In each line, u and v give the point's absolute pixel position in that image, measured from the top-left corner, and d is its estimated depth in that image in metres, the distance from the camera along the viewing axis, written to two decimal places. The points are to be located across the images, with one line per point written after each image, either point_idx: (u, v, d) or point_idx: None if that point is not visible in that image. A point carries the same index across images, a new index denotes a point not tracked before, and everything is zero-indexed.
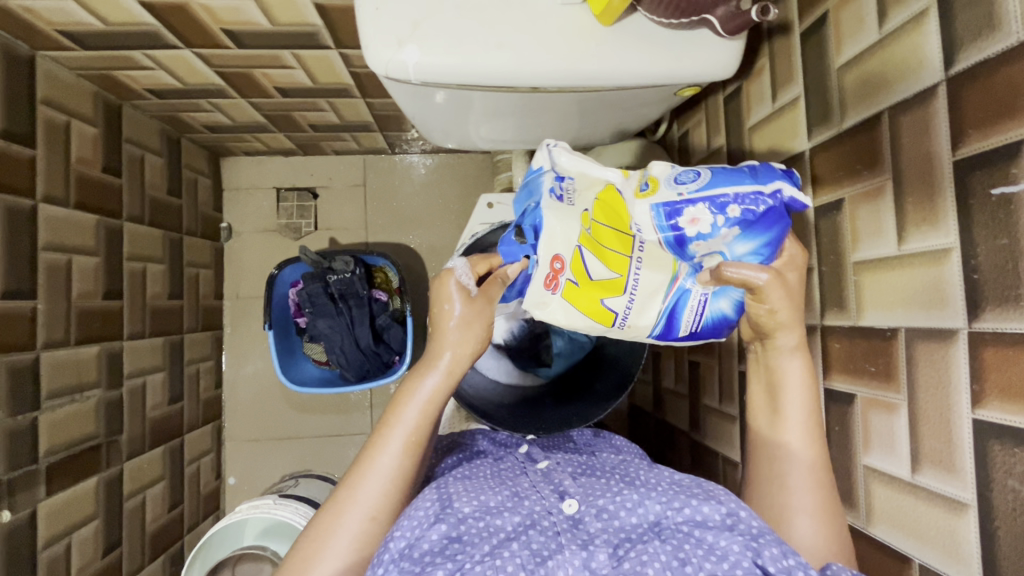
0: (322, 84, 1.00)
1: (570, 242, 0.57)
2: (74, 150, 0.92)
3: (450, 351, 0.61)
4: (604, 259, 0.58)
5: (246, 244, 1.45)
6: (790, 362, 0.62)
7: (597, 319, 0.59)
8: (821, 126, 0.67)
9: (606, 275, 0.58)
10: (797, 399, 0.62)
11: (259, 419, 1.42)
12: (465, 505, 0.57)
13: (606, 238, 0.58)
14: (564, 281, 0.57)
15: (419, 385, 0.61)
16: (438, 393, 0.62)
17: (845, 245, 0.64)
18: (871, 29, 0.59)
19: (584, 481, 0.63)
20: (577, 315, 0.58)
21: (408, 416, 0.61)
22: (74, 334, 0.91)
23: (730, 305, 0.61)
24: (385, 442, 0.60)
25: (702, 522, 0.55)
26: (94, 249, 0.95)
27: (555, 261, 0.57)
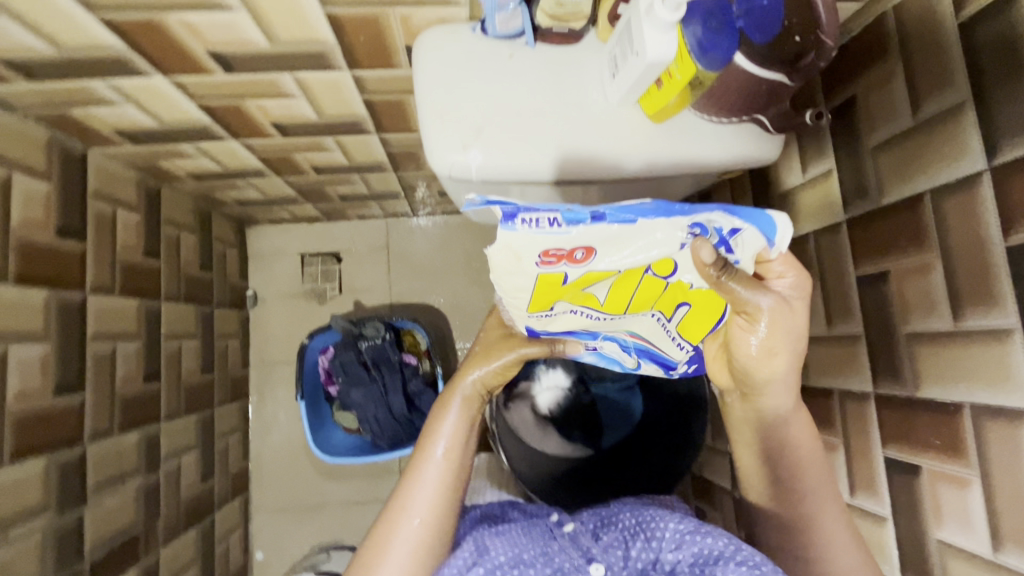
0: (358, 162, 1.04)
1: (613, 259, 0.45)
2: (119, 238, 0.94)
3: (474, 375, 0.71)
4: (611, 292, 0.50)
5: (271, 310, 1.46)
6: (796, 424, 0.65)
7: (531, 304, 0.51)
8: (858, 200, 0.70)
9: (593, 292, 0.50)
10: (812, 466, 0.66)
11: (286, 489, 1.39)
12: (501, 554, 0.63)
13: (632, 300, 0.51)
14: (560, 268, 0.46)
15: (437, 437, 0.70)
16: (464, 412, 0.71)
17: (894, 316, 0.65)
18: (905, 115, 0.62)
19: (608, 541, 0.66)
20: (532, 286, 0.47)
21: (432, 462, 0.69)
22: (117, 423, 0.90)
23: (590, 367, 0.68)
24: (413, 490, 0.67)
25: (709, 555, 0.59)
26: (136, 333, 0.96)
27: (582, 250, 0.44)
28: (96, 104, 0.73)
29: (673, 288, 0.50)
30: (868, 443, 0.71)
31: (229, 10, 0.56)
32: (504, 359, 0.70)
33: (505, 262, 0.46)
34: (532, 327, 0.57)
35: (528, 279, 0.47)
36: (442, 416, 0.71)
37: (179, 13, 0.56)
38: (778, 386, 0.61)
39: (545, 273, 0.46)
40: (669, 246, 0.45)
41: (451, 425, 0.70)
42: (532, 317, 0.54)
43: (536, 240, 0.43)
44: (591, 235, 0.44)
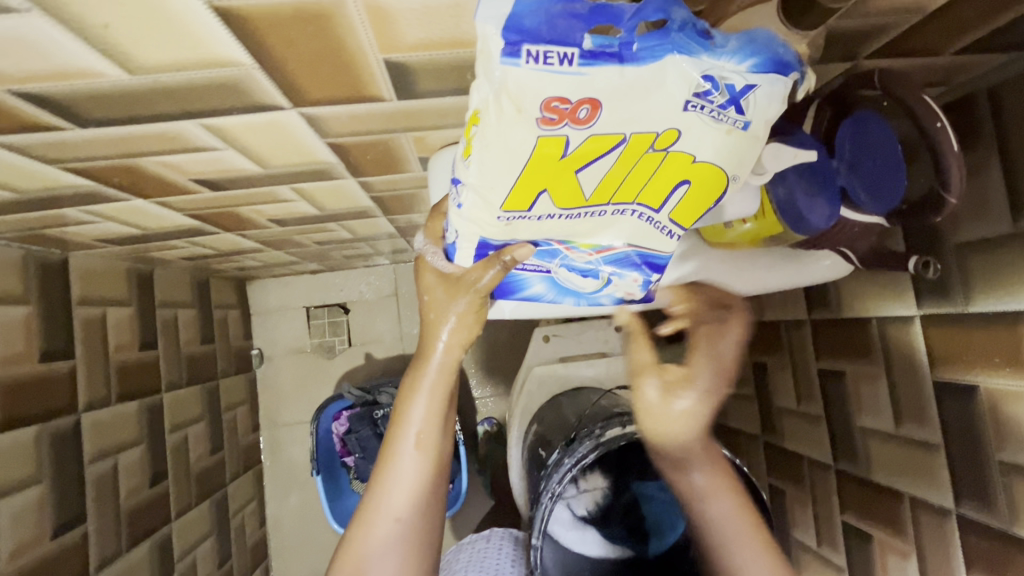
0: (363, 233, 0.96)
1: (628, 112, 0.33)
2: (112, 340, 0.87)
3: (441, 344, 0.56)
4: (609, 179, 0.38)
5: (279, 367, 1.40)
6: (701, 479, 0.61)
7: (512, 204, 0.38)
8: (936, 298, 0.62)
9: (587, 176, 0.37)
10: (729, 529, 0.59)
11: (309, 554, 1.35)
12: None
13: (622, 187, 0.39)
14: (557, 132, 0.33)
15: (412, 402, 0.58)
16: (432, 403, 0.58)
17: (985, 437, 0.58)
18: (1003, 218, 0.54)
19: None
20: (512, 161, 0.35)
21: (410, 433, 0.58)
22: (126, 540, 0.85)
23: (541, 290, 0.55)
24: (391, 468, 0.57)
25: None
26: (138, 439, 0.90)
27: (584, 103, 0.32)
28: (70, 224, 0.65)
29: (679, 164, 0.38)
30: (947, 562, 0.65)
31: (210, 150, 0.47)
32: (465, 302, 0.53)
33: (497, 118, 0.32)
34: (492, 237, 0.44)
35: (519, 147, 0.34)
36: (415, 377, 0.58)
37: (154, 157, 0.48)
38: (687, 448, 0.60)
39: (546, 138, 0.33)
40: (670, 107, 0.33)
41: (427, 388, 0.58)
42: (500, 225, 0.41)
43: (539, 82, 0.30)
44: (602, 82, 0.31)
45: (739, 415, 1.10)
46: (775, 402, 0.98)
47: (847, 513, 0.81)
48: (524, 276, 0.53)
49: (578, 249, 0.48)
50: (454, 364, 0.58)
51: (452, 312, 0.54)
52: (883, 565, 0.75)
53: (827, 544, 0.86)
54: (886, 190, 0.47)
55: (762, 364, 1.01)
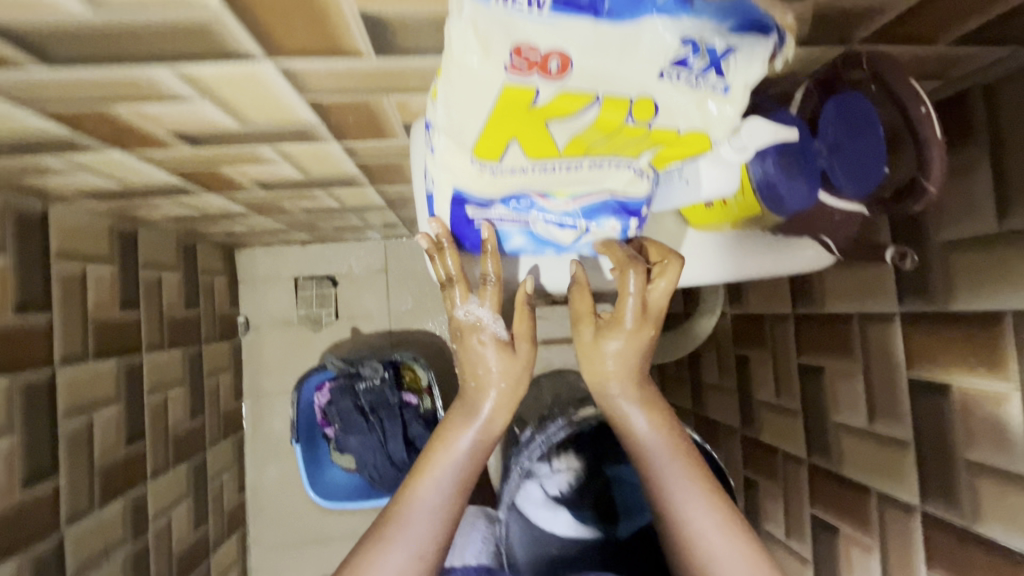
0: (351, 205, 0.95)
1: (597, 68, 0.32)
2: (90, 298, 0.86)
3: (494, 392, 0.55)
4: (582, 134, 0.37)
5: (263, 337, 1.38)
6: (638, 414, 0.57)
7: (482, 152, 0.38)
8: (916, 296, 0.62)
9: (555, 128, 0.36)
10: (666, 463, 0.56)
11: (286, 523, 1.36)
12: None
13: (597, 144, 0.39)
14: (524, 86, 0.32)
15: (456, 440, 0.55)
16: (478, 446, 0.55)
17: (955, 437, 0.58)
18: (989, 217, 0.53)
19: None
20: (478, 113, 0.34)
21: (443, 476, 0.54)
22: (98, 496, 0.85)
23: (521, 243, 0.52)
24: (421, 493, 0.53)
25: None
26: (115, 397, 0.89)
27: (552, 59, 0.31)
28: (47, 173, 0.64)
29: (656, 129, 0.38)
30: (910, 558, 0.65)
31: (184, 101, 0.46)
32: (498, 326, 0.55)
33: (461, 57, 0.31)
34: (466, 190, 0.43)
35: (484, 93, 0.33)
36: (464, 413, 0.56)
37: (127, 104, 0.46)
38: (623, 381, 0.57)
39: (511, 86, 0.32)
40: (645, 75, 0.33)
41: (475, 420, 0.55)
42: (470, 176, 0.41)
43: (506, 27, 0.29)
44: (575, 36, 0.30)
45: (719, 408, 1.11)
46: (755, 395, 0.98)
47: (817, 507, 0.82)
48: (502, 227, 0.50)
49: (554, 197, 0.47)
50: (503, 415, 0.56)
51: (489, 369, 0.55)
52: (847, 559, 0.76)
53: (795, 537, 0.87)
54: (863, 173, 0.47)
55: (744, 357, 1.01)
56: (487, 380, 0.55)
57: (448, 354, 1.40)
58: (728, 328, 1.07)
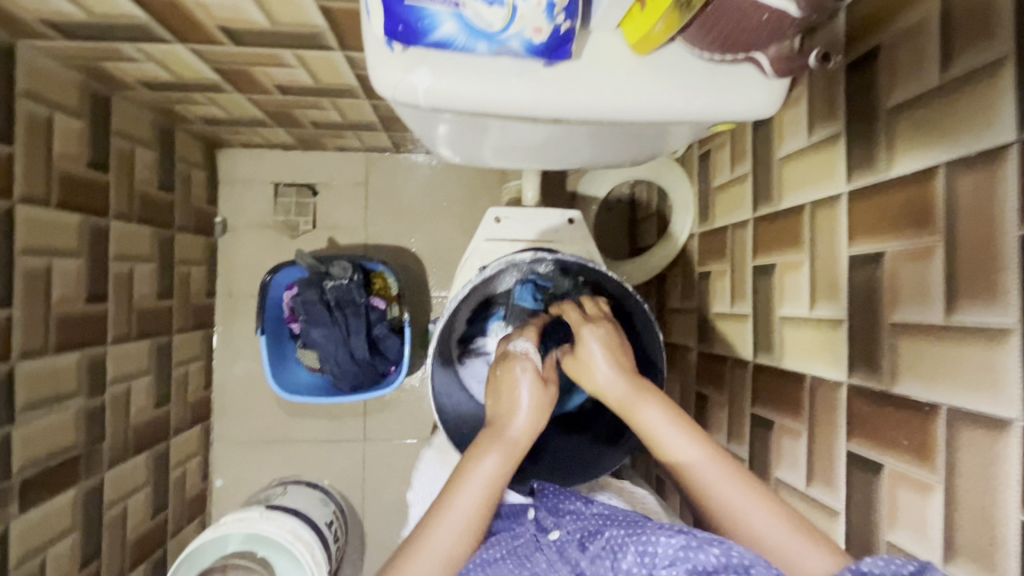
0: (325, 85, 0.94)
1: None
2: (57, 147, 0.86)
3: (502, 442, 0.63)
4: None
5: (240, 239, 1.39)
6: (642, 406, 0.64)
7: None
8: (863, 170, 0.62)
9: None
10: (678, 441, 0.62)
11: (249, 422, 1.38)
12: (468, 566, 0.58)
13: None
14: None
15: (485, 451, 0.62)
16: (497, 471, 0.61)
17: (882, 304, 0.59)
18: (933, 72, 0.53)
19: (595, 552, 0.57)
20: None
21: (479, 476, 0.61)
22: (52, 342, 0.87)
23: (452, 29, 0.49)
24: (457, 496, 0.60)
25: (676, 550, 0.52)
26: (76, 251, 0.91)
27: None
28: None
29: None
30: (831, 435, 0.66)
31: None
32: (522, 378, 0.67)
33: None
34: None
35: None
36: (490, 437, 0.64)
37: None
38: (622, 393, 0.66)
39: None
40: None
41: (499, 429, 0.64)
42: None
43: None
44: None
45: (678, 328, 1.11)
46: (712, 309, 0.99)
47: (756, 404, 0.83)
48: (428, 7, 0.47)
49: None
50: (521, 441, 0.64)
51: (516, 398, 0.66)
52: (777, 450, 0.77)
53: (734, 440, 0.89)
54: None
55: (706, 273, 1.01)
56: (508, 419, 0.65)
57: (421, 271, 1.40)
58: (694, 247, 1.07)
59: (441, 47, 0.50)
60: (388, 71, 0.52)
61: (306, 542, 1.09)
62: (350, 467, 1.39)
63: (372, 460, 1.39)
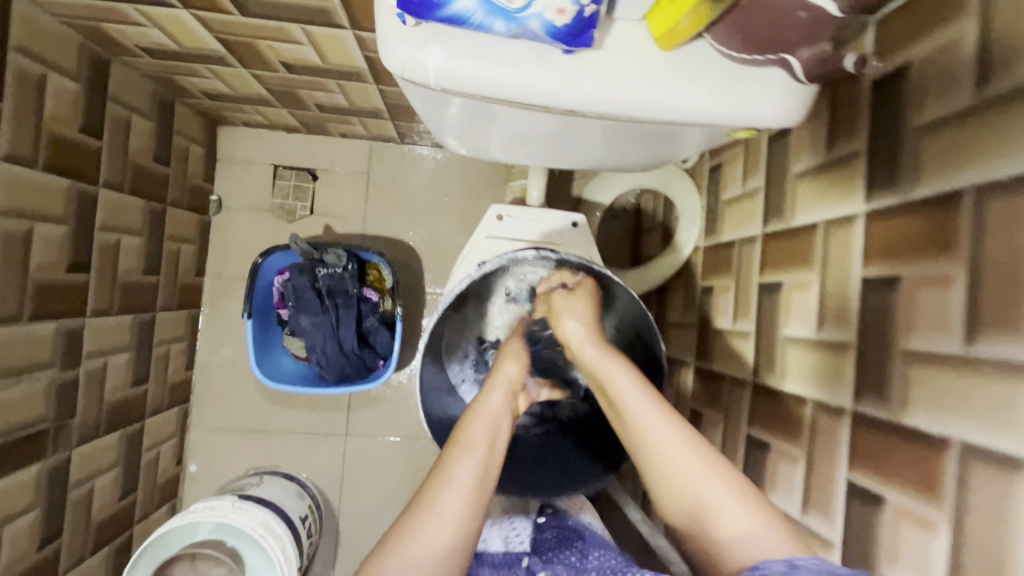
0: (333, 65, 0.92)
1: None
2: (49, 107, 0.83)
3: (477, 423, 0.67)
4: None
5: (234, 220, 1.35)
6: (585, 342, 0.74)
7: None
8: (881, 190, 0.60)
9: None
10: (641, 406, 0.63)
11: (229, 407, 1.34)
12: None
13: None
14: None
15: (473, 420, 0.67)
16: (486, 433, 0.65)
17: (894, 329, 0.57)
18: (965, 92, 0.51)
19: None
20: None
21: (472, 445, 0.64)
22: (28, 309, 0.83)
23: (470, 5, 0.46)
24: (445, 490, 0.60)
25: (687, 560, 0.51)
26: (61, 217, 0.88)
27: None
28: None
29: None
30: (831, 463, 0.64)
31: None
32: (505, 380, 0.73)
33: None
34: None
35: None
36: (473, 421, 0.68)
37: None
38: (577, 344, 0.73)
39: None
40: None
41: (490, 407, 0.69)
42: None
43: None
44: None
45: (676, 343, 1.09)
46: (712, 324, 0.96)
47: (752, 426, 0.80)
48: None
49: None
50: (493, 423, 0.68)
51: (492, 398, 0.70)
52: (772, 474, 0.75)
53: None
54: None
55: (709, 288, 0.99)
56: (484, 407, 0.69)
57: (418, 266, 1.37)
58: (698, 260, 1.05)
59: (453, 23, 0.48)
60: (399, 46, 0.50)
61: (278, 536, 1.05)
62: (329, 461, 1.35)
63: (352, 456, 1.36)
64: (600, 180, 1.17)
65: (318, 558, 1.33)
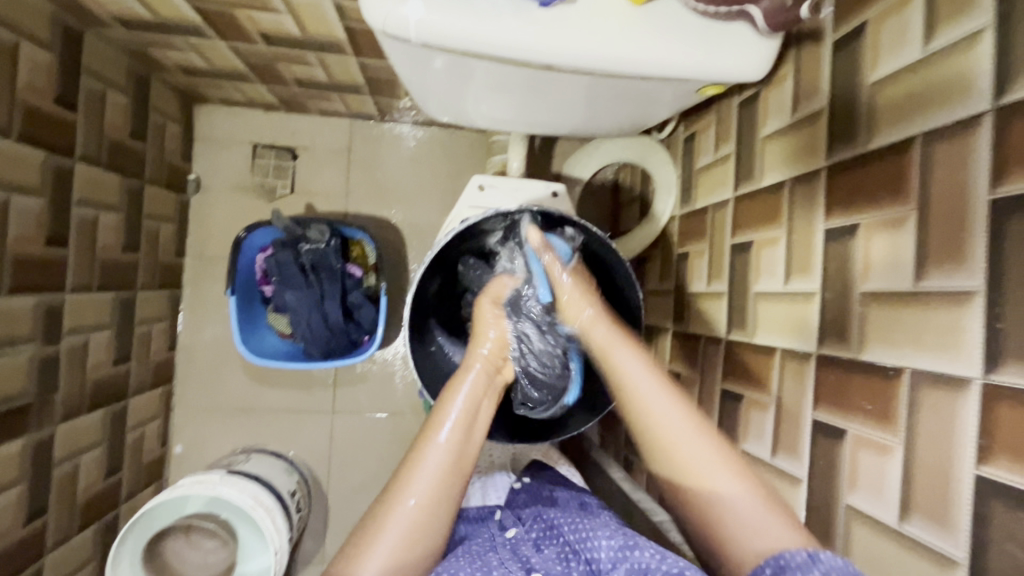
0: (312, 36, 0.92)
1: None
2: (22, 76, 0.82)
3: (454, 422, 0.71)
4: None
5: (213, 199, 1.34)
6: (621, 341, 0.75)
7: None
8: (843, 144, 0.64)
9: None
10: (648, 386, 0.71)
11: (214, 387, 1.34)
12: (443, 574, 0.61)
13: None
14: None
15: (450, 401, 0.72)
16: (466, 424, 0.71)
17: (854, 273, 0.60)
18: (915, 46, 0.55)
19: (549, 554, 0.66)
20: None
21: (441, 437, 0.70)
22: (7, 282, 0.83)
23: None
24: (412, 482, 0.66)
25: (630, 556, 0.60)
26: (38, 190, 0.87)
27: None
28: None
29: None
30: (799, 404, 0.68)
31: None
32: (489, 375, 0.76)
33: None
34: None
35: None
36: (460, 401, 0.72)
37: None
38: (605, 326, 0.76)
39: None
40: None
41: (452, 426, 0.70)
42: None
43: None
44: None
45: (655, 310, 1.12)
46: (688, 288, 1.00)
47: (725, 380, 0.84)
48: None
49: None
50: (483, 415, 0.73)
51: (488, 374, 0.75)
52: (745, 423, 0.79)
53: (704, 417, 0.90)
54: None
55: (685, 254, 1.02)
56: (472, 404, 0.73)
57: (400, 244, 1.38)
58: (675, 228, 1.08)
59: None
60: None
61: (267, 508, 1.06)
62: (316, 439, 1.36)
63: (339, 433, 1.37)
64: (579, 153, 1.19)
65: (308, 533, 1.34)
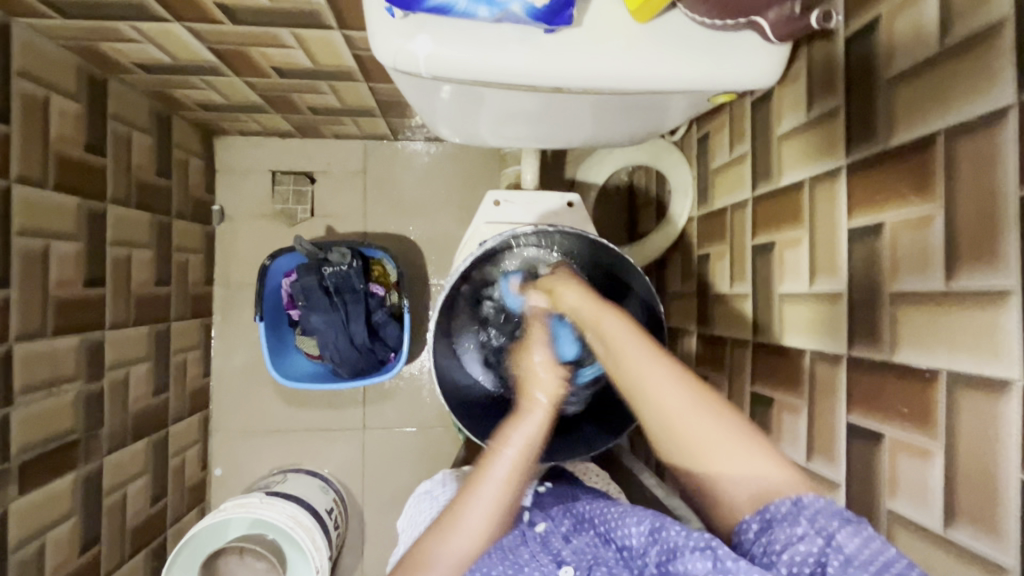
0: (324, 67, 0.94)
1: None
2: (54, 129, 0.86)
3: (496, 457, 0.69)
4: None
5: (238, 228, 1.38)
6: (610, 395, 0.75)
7: None
8: (862, 142, 0.62)
9: None
10: None
11: (248, 410, 1.38)
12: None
13: None
14: None
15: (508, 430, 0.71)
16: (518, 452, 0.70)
17: (882, 274, 0.59)
18: (932, 41, 0.54)
19: (578, 544, 0.67)
20: None
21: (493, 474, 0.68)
22: (51, 325, 0.87)
23: None
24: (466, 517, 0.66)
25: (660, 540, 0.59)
26: (75, 235, 0.91)
27: None
28: None
29: None
30: (832, 407, 0.66)
31: None
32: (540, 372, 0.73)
33: None
34: None
35: None
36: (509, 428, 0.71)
37: None
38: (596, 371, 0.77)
39: None
40: None
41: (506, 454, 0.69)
42: None
43: None
44: None
45: (677, 313, 1.11)
46: (710, 290, 0.99)
47: (754, 383, 0.84)
48: None
49: None
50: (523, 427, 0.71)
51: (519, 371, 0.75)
52: (777, 425, 0.77)
53: None
54: None
55: (705, 255, 1.01)
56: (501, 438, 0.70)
57: (419, 259, 1.39)
58: (693, 230, 1.07)
59: (441, 12, 0.51)
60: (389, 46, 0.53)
61: (306, 528, 1.09)
62: (348, 456, 1.39)
63: (372, 449, 1.39)
64: (591, 159, 1.19)
65: (347, 550, 1.37)
